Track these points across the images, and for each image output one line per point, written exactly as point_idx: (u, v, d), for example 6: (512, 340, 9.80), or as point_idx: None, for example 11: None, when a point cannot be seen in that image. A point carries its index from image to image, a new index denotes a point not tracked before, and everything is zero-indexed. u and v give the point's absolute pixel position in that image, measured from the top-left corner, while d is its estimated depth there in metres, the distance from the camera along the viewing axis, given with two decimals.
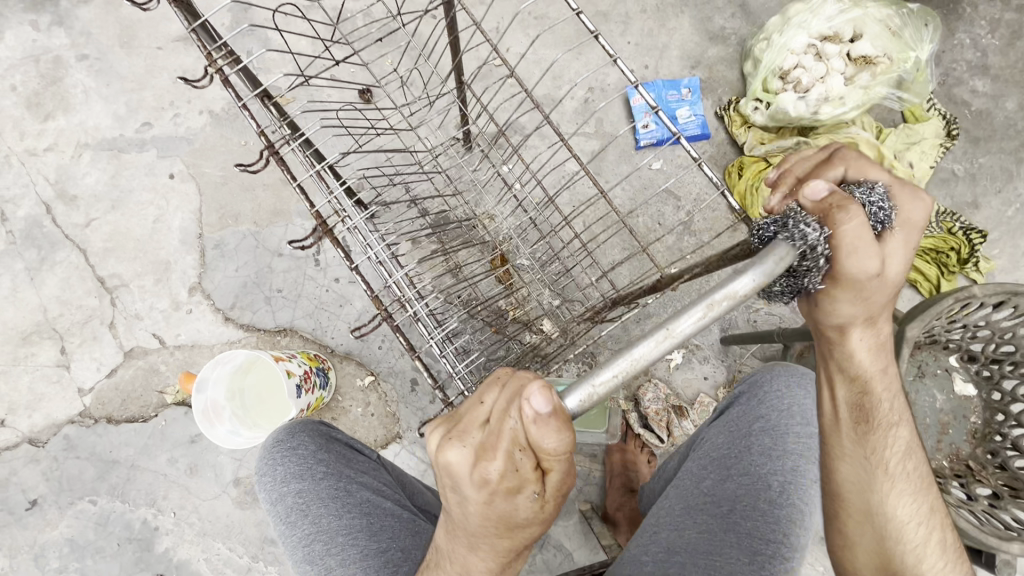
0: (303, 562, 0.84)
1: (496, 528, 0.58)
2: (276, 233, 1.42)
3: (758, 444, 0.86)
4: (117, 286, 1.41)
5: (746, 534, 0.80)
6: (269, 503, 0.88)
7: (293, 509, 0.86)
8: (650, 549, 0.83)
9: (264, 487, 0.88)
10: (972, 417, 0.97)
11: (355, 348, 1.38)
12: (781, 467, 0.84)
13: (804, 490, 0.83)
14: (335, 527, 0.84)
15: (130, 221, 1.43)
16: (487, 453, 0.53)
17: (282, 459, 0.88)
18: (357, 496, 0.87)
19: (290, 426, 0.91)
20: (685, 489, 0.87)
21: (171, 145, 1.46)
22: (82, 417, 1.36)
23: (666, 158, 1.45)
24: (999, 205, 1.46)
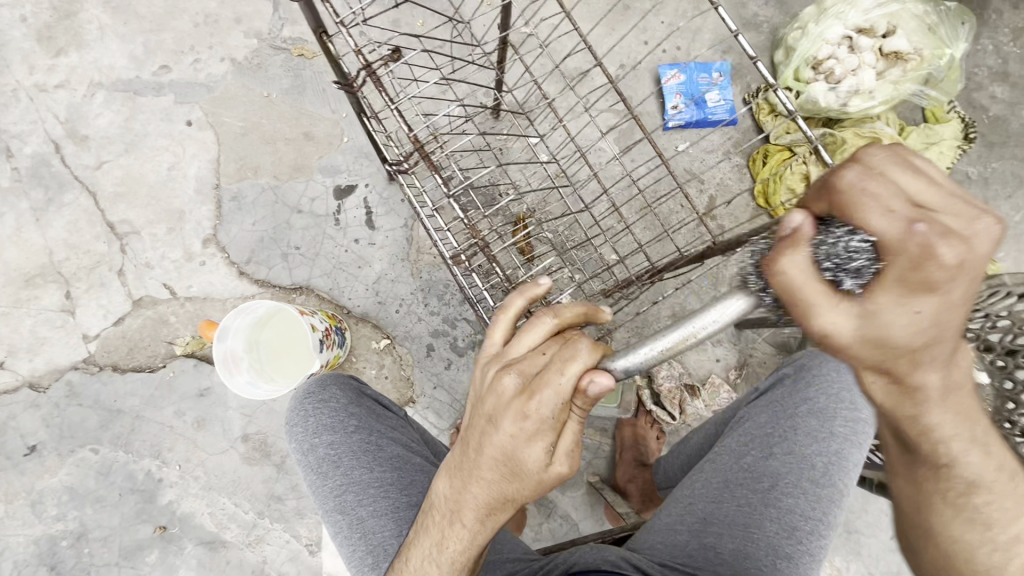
0: (334, 512, 0.83)
1: (506, 474, 0.56)
2: (296, 189, 1.39)
3: (804, 424, 0.90)
4: (128, 233, 1.37)
5: (779, 508, 0.84)
6: (303, 453, 0.88)
7: (325, 459, 0.86)
8: (684, 519, 0.87)
9: (296, 436, 0.89)
10: (983, 405, 1.01)
11: (372, 311, 1.37)
12: (825, 450, 0.88)
13: (844, 473, 0.87)
14: (366, 478, 0.84)
15: (143, 167, 1.39)
16: (533, 391, 0.52)
17: (314, 410, 0.88)
18: (388, 451, 0.87)
19: (321, 378, 0.91)
20: (722, 463, 0.90)
21: (190, 92, 1.41)
22: (86, 364, 1.33)
23: (692, 141, 1.47)
24: (1008, 210, 1.49)
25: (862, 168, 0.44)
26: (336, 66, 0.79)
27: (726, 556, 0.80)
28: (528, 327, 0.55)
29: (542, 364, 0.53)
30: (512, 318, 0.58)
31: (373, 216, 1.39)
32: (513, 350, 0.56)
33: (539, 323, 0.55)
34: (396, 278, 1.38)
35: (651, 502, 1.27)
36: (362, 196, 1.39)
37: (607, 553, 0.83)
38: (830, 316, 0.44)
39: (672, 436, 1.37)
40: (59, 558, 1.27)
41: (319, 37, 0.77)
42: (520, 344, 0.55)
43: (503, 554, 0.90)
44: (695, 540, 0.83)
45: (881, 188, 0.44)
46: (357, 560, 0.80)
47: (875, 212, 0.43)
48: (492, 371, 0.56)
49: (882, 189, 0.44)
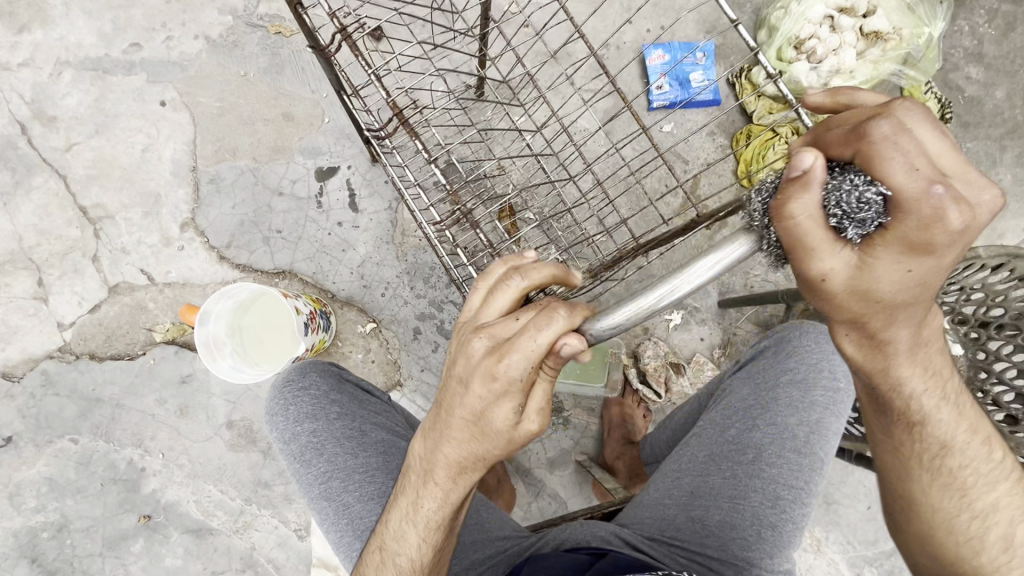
0: (320, 499, 0.83)
1: (476, 436, 0.57)
2: (277, 171, 1.36)
3: (785, 395, 0.90)
4: (102, 218, 1.33)
5: (765, 476, 0.85)
6: (286, 443, 0.87)
7: (308, 448, 0.85)
8: (671, 493, 0.89)
9: (278, 426, 0.87)
10: (957, 374, 1.04)
11: (357, 294, 1.36)
12: (803, 417, 0.88)
13: (825, 441, 0.87)
14: (350, 465, 0.83)
15: (116, 149, 1.34)
16: (502, 353, 0.52)
17: (295, 399, 0.87)
18: (371, 436, 0.87)
19: (301, 365, 0.90)
20: (705, 438, 0.91)
21: (162, 70, 1.36)
22: (62, 353, 1.29)
23: (677, 122, 1.47)
24: None
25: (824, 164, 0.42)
26: (309, 33, 0.76)
27: (712, 528, 0.84)
28: (497, 293, 0.55)
29: (513, 329, 0.53)
30: (488, 288, 0.57)
31: (356, 198, 1.37)
32: (483, 316, 0.56)
33: (509, 288, 0.55)
34: (381, 261, 1.36)
35: (639, 478, 1.28)
36: (344, 178, 1.37)
37: (598, 529, 0.85)
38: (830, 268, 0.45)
39: (657, 414, 1.39)
40: (40, 550, 1.25)
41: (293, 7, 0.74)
42: (489, 309, 0.56)
43: (491, 532, 0.90)
44: (682, 514, 0.86)
45: (905, 145, 0.44)
46: (346, 543, 0.80)
47: (885, 175, 0.43)
48: (464, 336, 0.56)
49: (906, 148, 0.43)
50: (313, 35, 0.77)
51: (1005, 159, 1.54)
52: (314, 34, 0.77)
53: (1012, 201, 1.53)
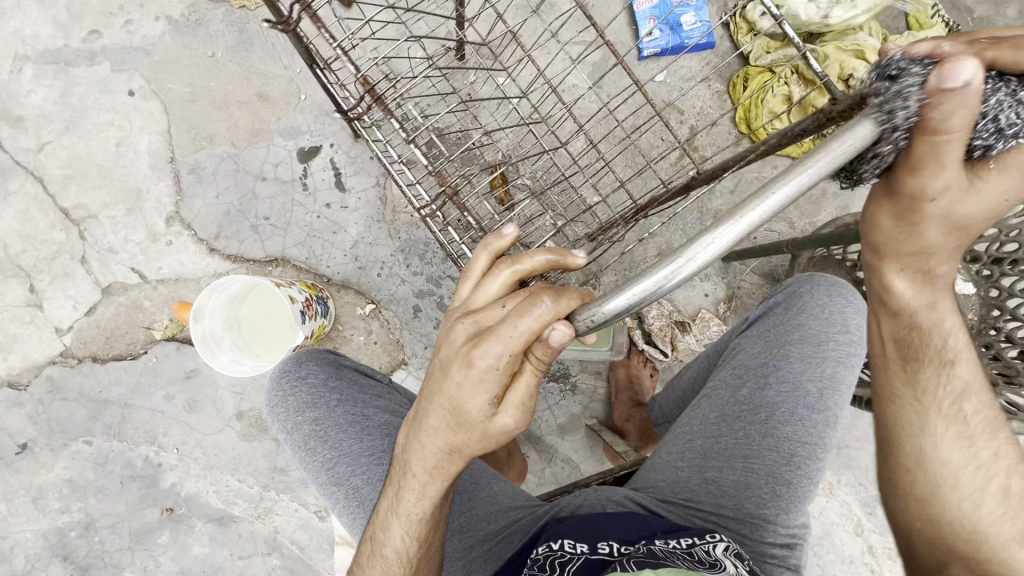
0: (329, 485, 0.80)
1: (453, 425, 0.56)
2: (257, 155, 1.31)
3: (797, 351, 0.88)
4: (84, 218, 1.29)
5: (779, 434, 0.84)
6: (288, 434, 0.83)
7: (311, 436, 0.82)
8: (684, 456, 0.89)
9: (278, 417, 0.84)
10: (968, 314, 1.02)
11: (353, 276, 1.33)
12: (821, 373, 0.86)
13: (838, 397, 0.85)
14: (356, 449, 0.81)
15: (89, 145, 1.30)
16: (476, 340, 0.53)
17: (292, 389, 0.83)
18: (376, 419, 0.84)
19: (295, 356, 0.86)
20: (717, 397, 0.90)
21: (126, 58, 1.30)
22: (64, 357, 1.28)
23: (670, 70, 1.41)
24: None
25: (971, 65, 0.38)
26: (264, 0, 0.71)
27: (727, 488, 0.84)
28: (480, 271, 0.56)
29: (501, 316, 0.52)
30: (476, 277, 0.57)
31: (342, 177, 1.33)
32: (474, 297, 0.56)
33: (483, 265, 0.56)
34: (374, 240, 1.33)
35: (649, 439, 1.27)
36: (328, 157, 1.32)
37: (613, 493, 0.87)
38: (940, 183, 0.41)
39: (665, 372, 1.39)
40: (71, 548, 1.28)
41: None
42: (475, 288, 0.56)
43: (502, 505, 0.91)
44: (695, 476, 0.87)
45: None
46: (359, 527, 0.78)
47: None
48: (451, 320, 0.55)
49: None
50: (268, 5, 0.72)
51: None
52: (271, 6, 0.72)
53: None
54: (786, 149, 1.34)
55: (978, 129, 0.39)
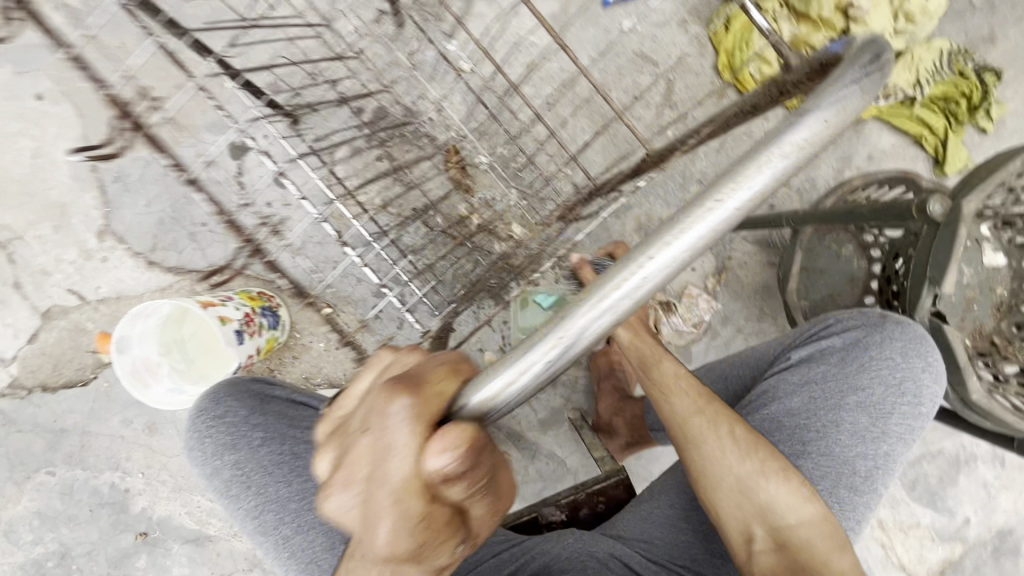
0: (255, 534, 0.72)
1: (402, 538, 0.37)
2: (186, 155, 1.19)
3: (851, 420, 0.76)
4: (11, 240, 1.20)
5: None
6: (209, 479, 0.75)
7: (233, 481, 0.74)
8: (690, 515, 0.79)
9: (197, 461, 0.76)
10: (999, 289, 0.91)
11: (305, 280, 1.23)
12: (874, 452, 0.75)
13: (887, 479, 0.76)
14: (284, 494, 0.72)
15: (4, 160, 1.19)
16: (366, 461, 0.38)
17: (207, 431, 0.74)
18: (306, 458, 0.75)
19: (212, 393, 0.77)
20: None
21: (28, 57, 1.17)
22: (13, 388, 1.22)
23: (639, 16, 1.24)
24: (1018, 36, 1.27)
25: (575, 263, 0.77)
26: None
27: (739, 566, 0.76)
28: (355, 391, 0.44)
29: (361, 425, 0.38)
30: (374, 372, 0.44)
31: (281, 172, 1.20)
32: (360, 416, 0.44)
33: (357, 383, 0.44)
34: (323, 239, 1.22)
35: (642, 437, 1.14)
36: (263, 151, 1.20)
37: (594, 548, 0.77)
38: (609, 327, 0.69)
39: None
40: None
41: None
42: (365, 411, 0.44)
43: None
44: (702, 547, 0.78)
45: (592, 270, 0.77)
46: None
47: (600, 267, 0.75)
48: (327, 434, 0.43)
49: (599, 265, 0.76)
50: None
51: None
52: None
53: None
54: None
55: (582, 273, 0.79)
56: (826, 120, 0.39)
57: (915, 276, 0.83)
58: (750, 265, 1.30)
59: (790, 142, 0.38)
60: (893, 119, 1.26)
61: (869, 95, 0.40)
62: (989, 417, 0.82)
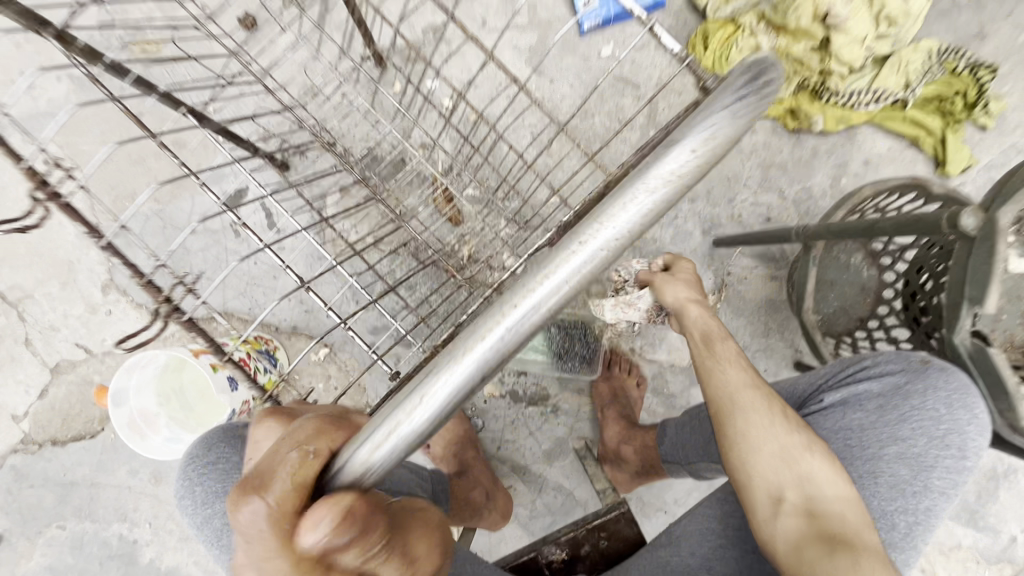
0: None
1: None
2: (183, 208, 1.23)
3: (890, 471, 0.68)
4: (22, 299, 1.24)
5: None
6: (199, 528, 0.74)
7: (222, 532, 0.72)
8: (693, 550, 0.74)
9: (187, 510, 0.75)
10: None
11: (302, 321, 1.24)
12: (912, 504, 0.67)
13: (927, 534, 0.68)
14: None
15: (15, 224, 1.24)
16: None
17: (200, 479, 0.74)
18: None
19: (205, 438, 0.78)
20: None
21: (35, 125, 1.23)
22: (25, 444, 1.25)
23: (617, 41, 1.24)
24: (1009, 31, 1.24)
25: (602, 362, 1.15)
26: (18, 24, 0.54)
27: None
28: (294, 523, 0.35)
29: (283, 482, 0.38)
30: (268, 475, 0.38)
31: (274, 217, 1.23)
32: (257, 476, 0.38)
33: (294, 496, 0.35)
34: (318, 280, 1.24)
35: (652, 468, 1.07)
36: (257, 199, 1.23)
37: None
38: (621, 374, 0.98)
39: (655, 379, 1.26)
40: None
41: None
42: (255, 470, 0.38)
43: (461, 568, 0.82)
44: None
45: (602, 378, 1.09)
46: None
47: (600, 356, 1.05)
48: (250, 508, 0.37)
49: None
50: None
51: None
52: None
53: None
54: (789, 120, 1.25)
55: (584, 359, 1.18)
56: (694, 150, 0.38)
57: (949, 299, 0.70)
58: (751, 279, 1.26)
59: (660, 173, 0.37)
60: (888, 122, 1.24)
61: (755, 109, 0.40)
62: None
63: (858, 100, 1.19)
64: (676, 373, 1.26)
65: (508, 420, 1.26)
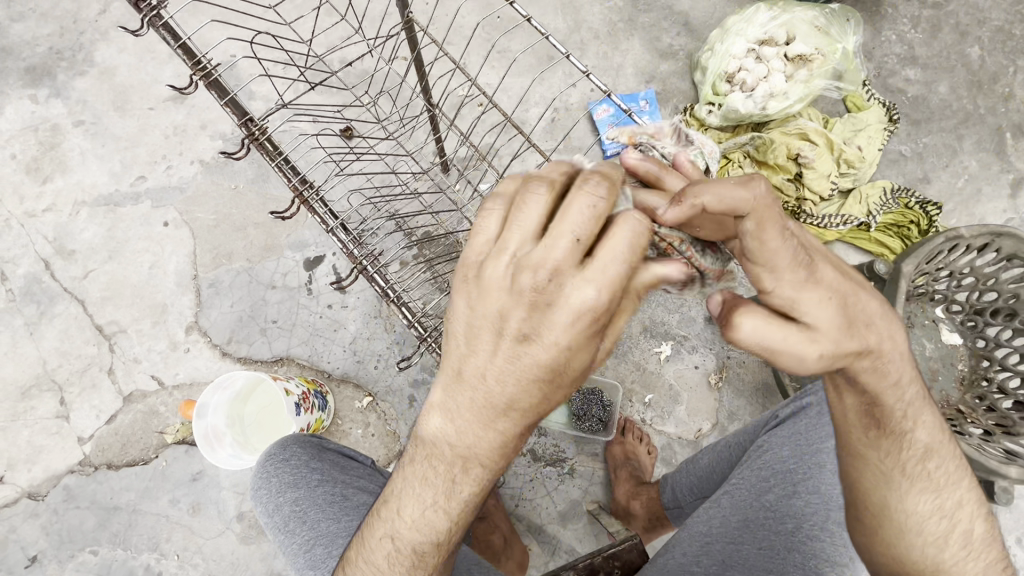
0: (305, 569, 0.78)
1: (485, 407, 0.56)
2: (269, 267, 1.47)
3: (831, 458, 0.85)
4: (115, 333, 1.44)
5: (805, 554, 0.80)
6: (269, 516, 0.85)
7: (291, 517, 0.83)
8: (685, 550, 0.88)
9: (262, 500, 0.87)
10: (959, 364, 1.19)
11: (352, 370, 1.41)
12: None
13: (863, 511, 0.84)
14: (333, 529, 0.79)
15: (127, 270, 1.48)
16: (545, 298, 0.53)
17: (275, 470, 0.87)
18: (355, 500, 0.85)
19: (283, 440, 0.91)
20: (740, 500, 0.89)
21: (164, 196, 1.53)
22: (82, 466, 1.36)
23: None
24: (949, 178, 1.55)
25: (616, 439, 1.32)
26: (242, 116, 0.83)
27: None
28: (637, 237, 0.53)
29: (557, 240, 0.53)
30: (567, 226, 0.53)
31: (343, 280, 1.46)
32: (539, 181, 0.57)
33: (641, 223, 0.53)
34: (371, 335, 1.43)
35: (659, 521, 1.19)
36: (331, 265, 1.47)
37: None
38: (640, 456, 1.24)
39: (663, 449, 1.38)
40: None
41: (141, 10, 0.75)
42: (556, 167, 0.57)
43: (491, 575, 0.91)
44: None
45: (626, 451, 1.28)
46: None
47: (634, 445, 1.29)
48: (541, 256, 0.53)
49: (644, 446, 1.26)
50: (187, 87, 0.83)
51: (965, 147, 1.57)
52: (192, 55, 0.78)
53: (983, 186, 1.55)
54: None
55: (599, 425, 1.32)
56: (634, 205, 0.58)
57: None
58: (748, 364, 1.42)
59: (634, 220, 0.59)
60: (856, 241, 1.50)
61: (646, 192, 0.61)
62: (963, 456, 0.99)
63: (830, 222, 1.45)
64: (683, 445, 1.38)
65: (526, 478, 1.34)
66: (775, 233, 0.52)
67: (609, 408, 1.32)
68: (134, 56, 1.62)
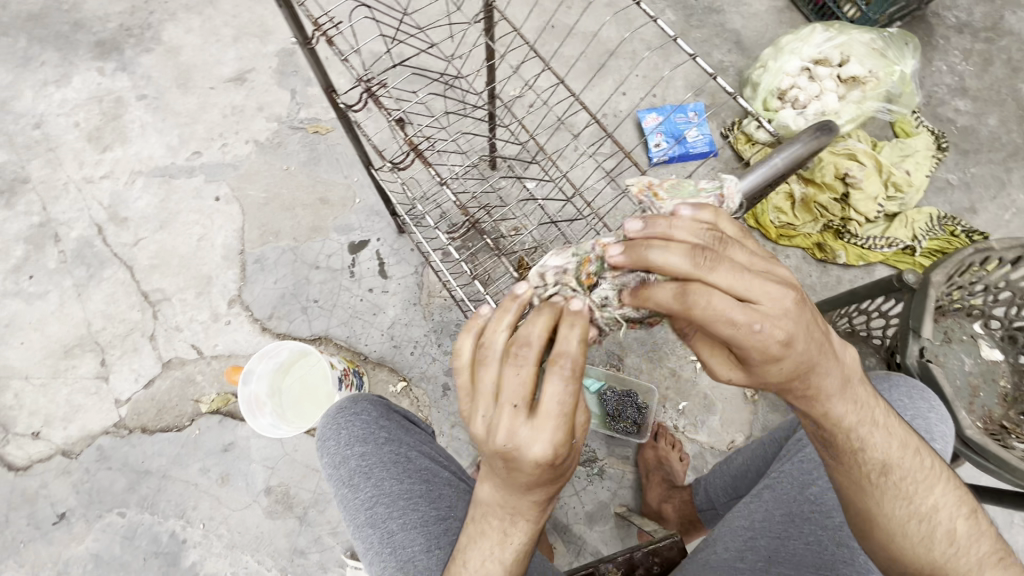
0: (365, 526, 0.83)
1: (509, 503, 0.59)
2: (314, 247, 1.50)
3: None
4: (160, 300, 1.47)
5: (854, 549, 0.77)
6: (334, 468, 0.89)
7: (356, 472, 0.87)
8: (726, 544, 0.87)
9: (329, 451, 0.91)
10: (1001, 380, 1.18)
11: (388, 355, 1.42)
12: None
13: None
14: (395, 490, 0.84)
15: (176, 241, 1.52)
16: (511, 456, 0.52)
17: (346, 422, 0.91)
18: (417, 463, 0.89)
19: (353, 396, 0.96)
20: (784, 494, 0.86)
21: (219, 171, 1.57)
22: (117, 428, 1.37)
23: (678, 173, 1.56)
24: (996, 210, 1.54)
25: (648, 448, 1.32)
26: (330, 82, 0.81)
27: None
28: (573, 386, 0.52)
29: (510, 401, 0.52)
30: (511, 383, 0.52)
31: (386, 265, 1.48)
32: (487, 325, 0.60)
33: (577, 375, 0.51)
34: (409, 321, 1.44)
35: (691, 525, 1.19)
36: (374, 250, 1.49)
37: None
38: (662, 460, 1.29)
39: (695, 458, 1.36)
40: None
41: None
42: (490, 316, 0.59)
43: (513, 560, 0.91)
44: None
45: (656, 464, 1.29)
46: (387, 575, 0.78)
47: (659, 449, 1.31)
48: (496, 421, 0.53)
49: (660, 454, 1.30)
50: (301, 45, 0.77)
51: (1014, 180, 1.56)
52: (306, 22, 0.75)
53: None
54: (818, 253, 1.49)
55: (629, 427, 1.32)
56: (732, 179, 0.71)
57: (903, 334, 1.02)
58: None
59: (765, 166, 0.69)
60: (900, 264, 1.48)
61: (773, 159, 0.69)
62: (1004, 466, 0.91)
63: (874, 244, 1.46)
64: (716, 455, 1.36)
65: None
66: (734, 308, 0.50)
67: (643, 411, 1.33)
68: (199, 38, 1.68)
